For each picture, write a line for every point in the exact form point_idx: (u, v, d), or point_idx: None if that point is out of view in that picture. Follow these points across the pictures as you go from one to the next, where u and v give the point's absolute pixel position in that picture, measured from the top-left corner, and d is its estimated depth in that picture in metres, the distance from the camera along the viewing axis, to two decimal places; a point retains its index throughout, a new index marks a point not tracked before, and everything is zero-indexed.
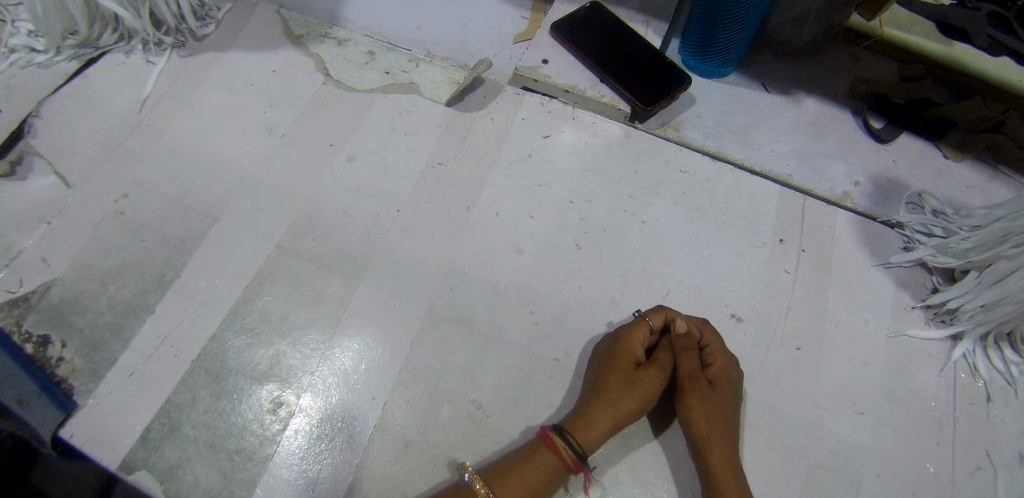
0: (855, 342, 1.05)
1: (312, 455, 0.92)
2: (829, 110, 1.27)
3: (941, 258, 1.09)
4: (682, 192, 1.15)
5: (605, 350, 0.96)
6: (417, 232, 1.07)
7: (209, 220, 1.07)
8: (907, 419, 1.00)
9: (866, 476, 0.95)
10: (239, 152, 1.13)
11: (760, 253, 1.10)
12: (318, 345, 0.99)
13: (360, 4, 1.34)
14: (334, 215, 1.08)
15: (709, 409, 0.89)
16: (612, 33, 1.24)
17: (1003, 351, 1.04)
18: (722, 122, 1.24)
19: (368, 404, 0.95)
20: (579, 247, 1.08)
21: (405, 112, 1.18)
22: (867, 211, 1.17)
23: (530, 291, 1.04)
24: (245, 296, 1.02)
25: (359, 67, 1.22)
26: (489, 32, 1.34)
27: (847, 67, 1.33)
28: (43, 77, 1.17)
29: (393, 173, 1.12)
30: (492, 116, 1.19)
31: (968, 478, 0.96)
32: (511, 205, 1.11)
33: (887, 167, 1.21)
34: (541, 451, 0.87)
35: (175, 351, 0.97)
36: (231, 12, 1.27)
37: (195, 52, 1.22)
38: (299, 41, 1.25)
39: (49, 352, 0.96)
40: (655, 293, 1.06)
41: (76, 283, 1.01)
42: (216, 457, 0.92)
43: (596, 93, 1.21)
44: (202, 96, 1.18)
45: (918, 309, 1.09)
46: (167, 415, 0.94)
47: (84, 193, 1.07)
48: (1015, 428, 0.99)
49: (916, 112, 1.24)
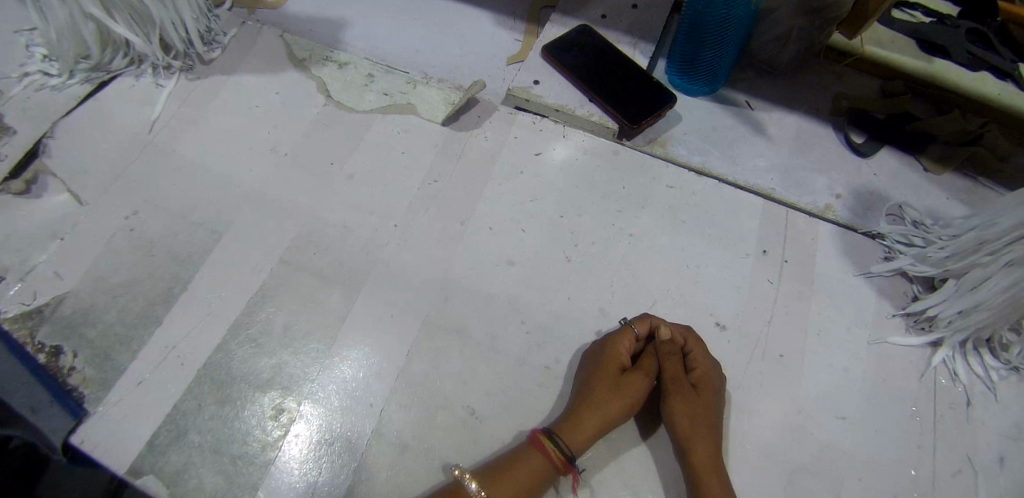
0: (836, 349, 1.08)
1: (313, 460, 0.96)
2: (811, 125, 1.32)
3: (920, 267, 1.13)
4: (669, 205, 1.19)
5: (592, 356, 1.00)
6: (413, 246, 1.12)
7: (214, 235, 1.12)
8: (888, 424, 1.03)
9: (848, 480, 0.98)
10: (243, 170, 1.18)
11: (744, 264, 1.14)
12: (319, 354, 1.03)
13: (361, 28, 1.40)
14: (335, 229, 1.13)
15: (692, 413, 0.93)
16: (599, 53, 1.30)
17: (982, 357, 1.08)
18: (707, 138, 1.29)
19: (367, 410, 0.99)
20: (570, 259, 1.12)
21: (402, 131, 1.23)
22: (849, 223, 1.20)
23: (522, 302, 1.08)
24: (249, 308, 1.06)
25: (359, 89, 1.27)
26: (483, 54, 1.39)
27: (828, 84, 1.38)
28: (56, 100, 1.22)
29: (391, 189, 1.17)
30: (485, 135, 1.23)
31: (948, 481, 0.99)
32: (504, 219, 1.15)
33: (867, 179, 1.26)
34: (531, 454, 0.90)
35: (181, 360, 1.02)
36: (237, 36, 1.33)
37: (202, 76, 1.28)
38: (302, 64, 1.30)
39: (61, 362, 1.01)
40: (641, 302, 1.10)
41: (87, 296, 1.06)
42: (220, 462, 0.96)
43: (585, 112, 1.26)
44: (209, 117, 1.23)
45: (899, 317, 1.12)
46: (174, 421, 0.98)
47: (96, 211, 1.13)
48: (993, 432, 1.03)
49: (896, 127, 1.29)
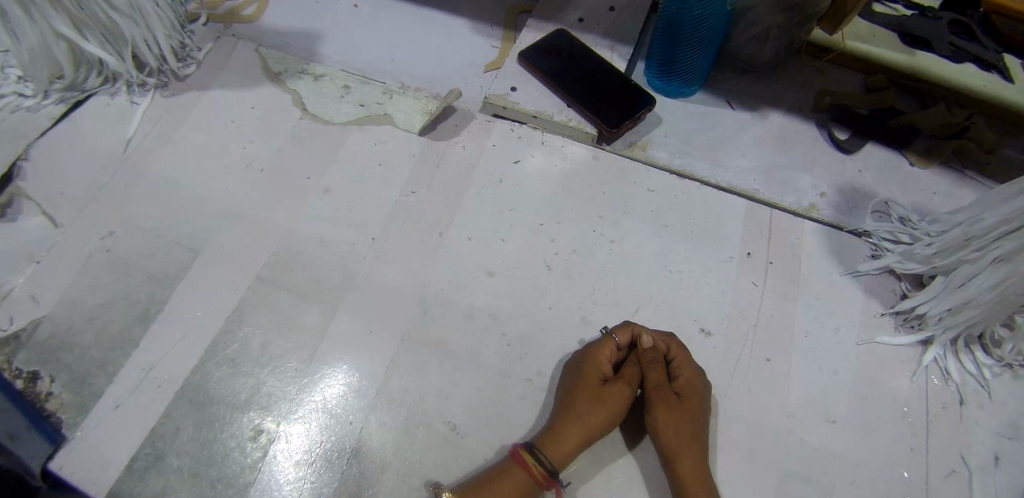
0: (824, 351, 1.07)
1: (294, 482, 0.94)
2: (794, 123, 1.30)
3: (908, 264, 1.11)
4: (651, 209, 1.17)
5: (573, 366, 0.98)
6: (392, 259, 1.10)
7: (191, 254, 1.10)
8: (879, 426, 1.01)
9: (839, 484, 0.96)
10: (219, 188, 1.17)
11: (728, 267, 1.13)
12: (298, 373, 1.02)
13: (337, 40, 1.39)
14: (312, 245, 1.11)
15: (676, 422, 0.91)
16: (575, 58, 1.29)
17: (974, 354, 1.06)
18: (689, 140, 1.27)
19: (348, 428, 0.98)
20: (551, 268, 1.11)
21: (380, 142, 1.22)
22: (834, 221, 1.19)
23: (502, 314, 1.06)
24: (226, 327, 1.05)
25: (335, 101, 1.26)
26: (460, 62, 1.37)
27: (810, 81, 1.36)
28: (31, 121, 1.21)
29: (369, 202, 1.16)
30: (463, 143, 1.22)
31: (942, 482, 0.97)
32: (483, 229, 1.14)
33: (852, 176, 1.24)
34: (513, 469, 0.88)
35: (159, 382, 1.00)
36: (212, 52, 1.32)
37: (177, 92, 1.27)
38: (277, 77, 1.29)
39: (38, 387, 0.99)
40: (624, 309, 1.08)
41: (64, 319, 1.04)
42: (199, 485, 0.94)
43: (563, 118, 1.25)
44: (185, 134, 1.22)
45: (888, 315, 1.10)
46: (152, 444, 0.96)
47: (72, 232, 1.11)
48: (987, 430, 1.01)
49: (880, 122, 1.28)
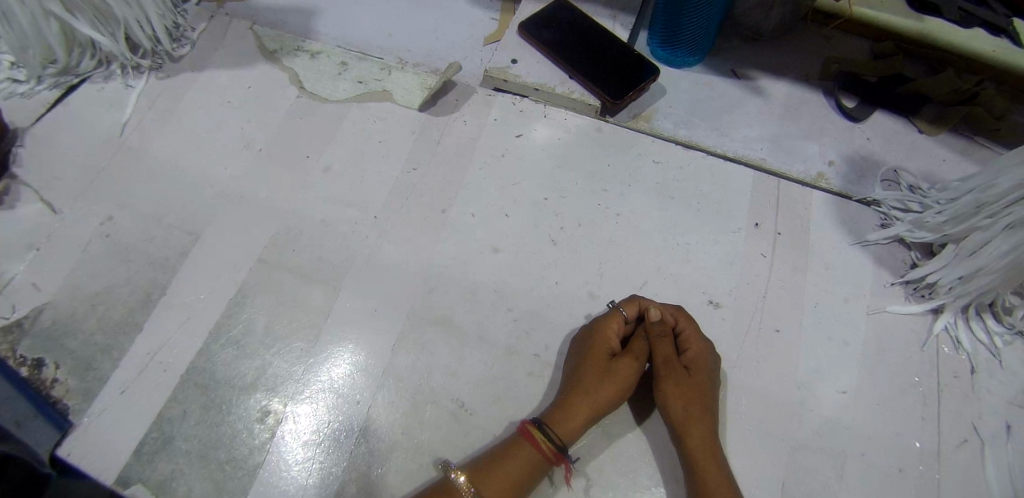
0: (834, 321, 1.05)
1: (302, 462, 0.94)
2: (801, 91, 1.28)
3: (918, 233, 1.09)
4: (656, 182, 1.16)
5: (581, 342, 0.97)
6: (395, 237, 1.09)
7: (192, 237, 1.09)
8: (890, 395, 1.00)
9: (851, 455, 0.96)
10: (218, 169, 1.15)
11: (736, 239, 1.11)
12: (304, 353, 1.01)
13: (333, 15, 1.36)
14: (313, 225, 1.10)
15: (686, 395, 0.91)
16: (577, 29, 1.26)
17: (985, 322, 1.05)
18: (694, 111, 1.25)
19: (355, 407, 0.97)
20: (556, 243, 1.09)
21: (380, 119, 1.20)
22: (842, 190, 1.17)
23: (508, 289, 1.05)
24: (230, 309, 1.04)
25: (333, 78, 1.24)
26: (459, 36, 1.34)
27: (817, 48, 1.33)
28: (26, 107, 1.20)
29: (370, 181, 1.14)
30: (464, 119, 1.20)
31: (954, 451, 0.96)
32: (487, 206, 1.12)
33: (860, 144, 1.22)
34: (522, 446, 0.88)
35: (164, 366, 1.00)
36: (206, 31, 1.30)
37: (172, 74, 1.25)
38: (273, 55, 1.27)
39: (44, 374, 0.99)
40: (632, 283, 1.07)
41: (67, 306, 1.04)
42: (208, 467, 0.94)
43: (566, 90, 1.23)
44: (182, 116, 1.20)
45: (898, 285, 1.09)
46: (160, 429, 0.96)
47: (71, 218, 1.10)
48: (999, 398, 1.00)
49: (888, 89, 1.25)
